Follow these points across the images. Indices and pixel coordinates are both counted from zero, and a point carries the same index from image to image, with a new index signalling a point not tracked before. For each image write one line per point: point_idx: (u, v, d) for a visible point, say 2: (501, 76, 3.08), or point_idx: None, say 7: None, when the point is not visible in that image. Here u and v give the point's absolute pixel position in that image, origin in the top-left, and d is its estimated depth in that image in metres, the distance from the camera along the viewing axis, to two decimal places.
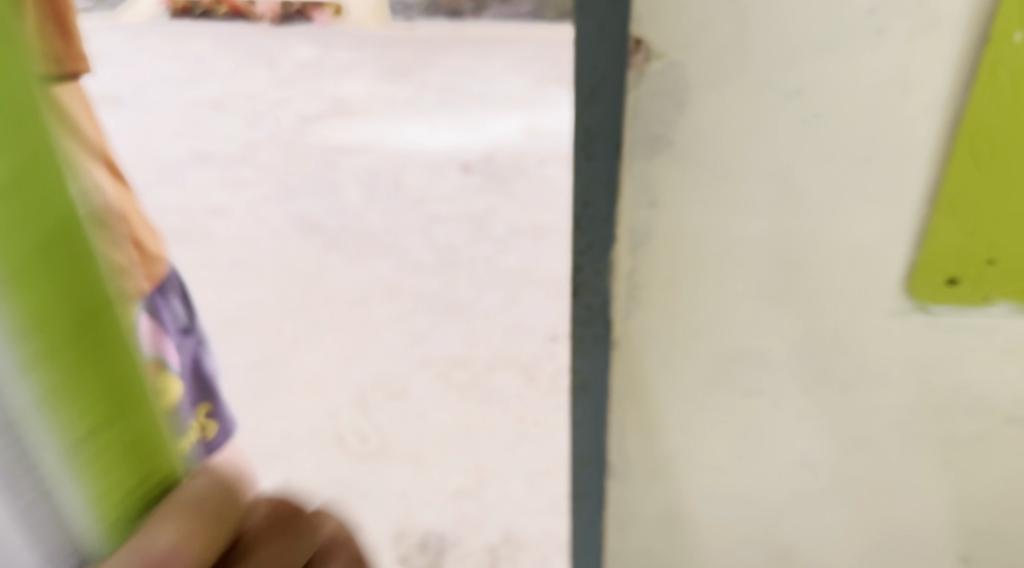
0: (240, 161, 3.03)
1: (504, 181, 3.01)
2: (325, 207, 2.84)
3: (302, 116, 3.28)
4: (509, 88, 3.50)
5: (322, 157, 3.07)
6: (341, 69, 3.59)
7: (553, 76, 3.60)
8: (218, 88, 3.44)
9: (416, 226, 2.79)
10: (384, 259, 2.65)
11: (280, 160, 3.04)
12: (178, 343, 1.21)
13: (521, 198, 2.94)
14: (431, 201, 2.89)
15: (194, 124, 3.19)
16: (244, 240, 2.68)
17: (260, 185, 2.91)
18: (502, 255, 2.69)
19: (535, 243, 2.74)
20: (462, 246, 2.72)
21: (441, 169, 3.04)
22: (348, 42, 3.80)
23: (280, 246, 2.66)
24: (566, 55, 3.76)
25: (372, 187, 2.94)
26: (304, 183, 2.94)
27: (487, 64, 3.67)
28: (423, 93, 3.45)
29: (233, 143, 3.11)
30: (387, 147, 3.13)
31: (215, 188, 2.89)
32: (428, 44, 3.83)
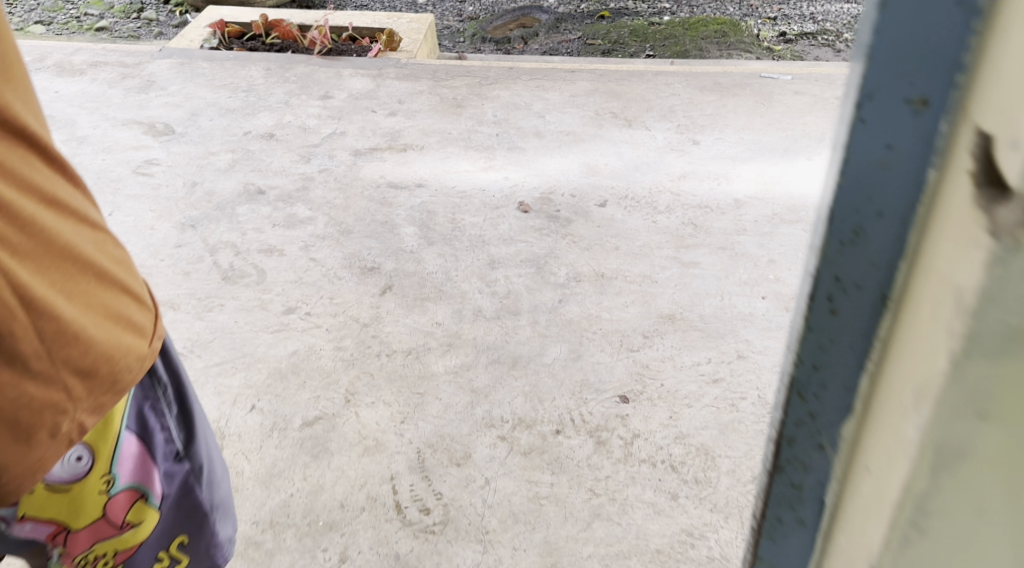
0: (292, 197, 2.87)
1: (564, 222, 2.88)
2: (380, 247, 2.71)
3: (355, 151, 3.12)
4: (566, 123, 3.35)
5: (375, 194, 2.94)
6: (396, 103, 3.38)
7: (611, 110, 3.44)
8: (271, 121, 3.21)
9: (474, 271, 2.65)
10: (442, 305, 2.51)
11: (333, 197, 2.90)
12: (167, 468, 1.37)
13: (583, 239, 2.80)
14: (489, 242, 2.78)
15: (244, 154, 3.03)
16: (296, 283, 2.54)
17: (313, 223, 2.78)
18: (566, 304, 2.53)
19: (600, 290, 2.59)
20: (523, 292, 2.58)
21: (499, 209, 2.92)
22: (403, 73, 3.55)
23: (334, 289, 2.53)
24: (624, 89, 3.58)
25: (427, 227, 2.81)
26: (358, 222, 2.80)
27: (543, 100, 3.47)
28: (479, 129, 3.29)
29: (285, 178, 2.95)
30: (442, 181, 3.02)
31: (266, 226, 2.74)
32: (483, 76, 3.59)
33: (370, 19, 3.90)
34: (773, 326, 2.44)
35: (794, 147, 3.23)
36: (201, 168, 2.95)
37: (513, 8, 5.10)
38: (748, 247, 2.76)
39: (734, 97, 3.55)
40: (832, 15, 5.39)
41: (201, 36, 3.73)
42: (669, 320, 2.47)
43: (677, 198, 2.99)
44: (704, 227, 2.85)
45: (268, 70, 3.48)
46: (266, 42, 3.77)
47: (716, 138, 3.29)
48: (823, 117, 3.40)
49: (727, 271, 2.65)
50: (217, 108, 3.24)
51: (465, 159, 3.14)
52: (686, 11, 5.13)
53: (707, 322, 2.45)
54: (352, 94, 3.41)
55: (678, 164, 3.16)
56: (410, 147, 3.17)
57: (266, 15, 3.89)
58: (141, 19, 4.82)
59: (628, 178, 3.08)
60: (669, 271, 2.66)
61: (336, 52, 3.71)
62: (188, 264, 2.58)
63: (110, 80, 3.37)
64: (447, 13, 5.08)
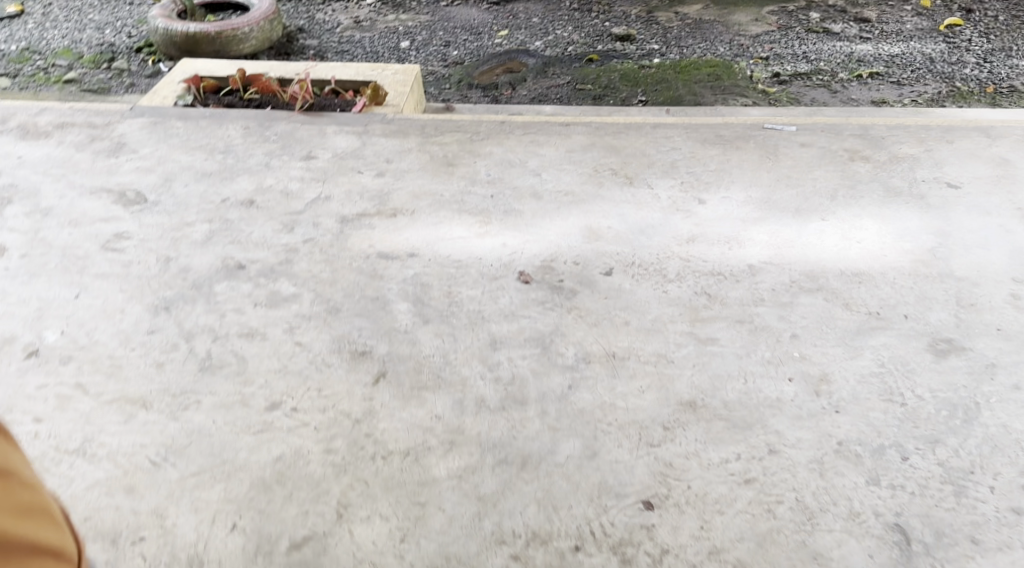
0: (274, 272, 2.64)
1: (569, 293, 2.64)
2: (372, 327, 2.49)
3: (341, 217, 2.90)
4: (564, 182, 3.12)
5: (365, 265, 2.72)
6: (383, 162, 3.16)
7: (610, 167, 3.21)
8: (251, 185, 2.99)
9: (475, 353, 2.43)
10: (441, 395, 2.30)
11: (319, 270, 2.67)
12: None
13: (591, 313, 2.57)
14: (488, 317, 2.55)
15: (222, 223, 2.81)
16: (280, 373, 2.32)
17: (298, 300, 2.55)
18: (576, 390, 2.32)
19: (613, 373, 2.38)
20: (529, 376, 2.36)
21: (497, 279, 2.69)
22: (389, 129, 3.34)
23: (322, 378, 2.31)
24: (623, 142, 3.35)
25: (421, 303, 2.59)
26: (346, 298, 2.58)
27: (538, 156, 3.25)
28: (472, 190, 3.06)
29: (266, 250, 2.72)
30: (436, 250, 2.80)
31: (247, 305, 2.52)
32: (473, 131, 3.37)
33: (353, 71, 3.69)
34: (803, 414, 2.25)
35: (806, 206, 3.05)
36: (176, 240, 2.72)
37: (498, 52, 4.85)
38: (767, 319, 2.57)
39: (739, 150, 3.33)
40: (825, 55, 5.05)
41: (175, 92, 3.52)
42: (690, 407, 2.27)
43: (687, 264, 2.78)
44: (718, 297, 2.65)
45: (246, 129, 3.27)
46: (244, 97, 3.57)
47: (722, 197, 3.10)
48: (834, 171, 3.22)
49: (747, 348, 2.46)
50: (192, 172, 3.02)
51: (459, 225, 2.90)
52: (676, 52, 4.88)
53: (732, 411, 2.26)
54: (336, 153, 3.20)
55: (686, 225, 2.95)
56: (400, 213, 2.94)
57: (244, 66, 3.68)
58: (111, 70, 4.61)
59: (634, 242, 2.85)
60: (686, 349, 2.45)
61: (318, 108, 3.50)
62: (161, 354, 2.36)
63: (77, 143, 3.15)
64: (431, 58, 4.79)
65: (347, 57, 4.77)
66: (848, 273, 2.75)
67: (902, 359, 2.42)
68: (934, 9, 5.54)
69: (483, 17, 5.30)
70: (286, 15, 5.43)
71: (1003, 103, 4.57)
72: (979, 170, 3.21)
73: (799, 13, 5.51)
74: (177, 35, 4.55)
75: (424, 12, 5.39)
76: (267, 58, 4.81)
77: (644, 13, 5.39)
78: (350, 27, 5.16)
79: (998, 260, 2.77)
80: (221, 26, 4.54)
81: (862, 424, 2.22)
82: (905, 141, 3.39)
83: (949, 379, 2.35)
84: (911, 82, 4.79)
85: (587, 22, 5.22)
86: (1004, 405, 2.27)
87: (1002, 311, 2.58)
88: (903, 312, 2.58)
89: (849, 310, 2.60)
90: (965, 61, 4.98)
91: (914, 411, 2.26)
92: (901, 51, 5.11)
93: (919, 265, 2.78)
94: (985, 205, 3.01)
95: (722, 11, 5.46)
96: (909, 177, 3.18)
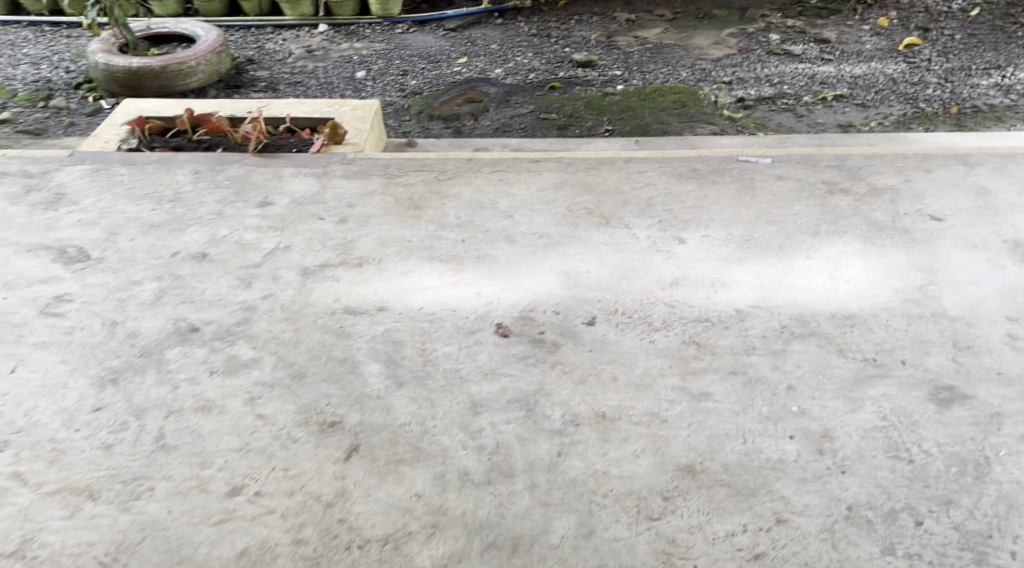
0: (231, 334, 2.44)
1: (552, 346, 2.47)
2: (341, 394, 2.29)
3: (303, 269, 2.70)
4: (536, 224, 2.93)
5: (330, 322, 2.52)
6: (346, 207, 2.97)
7: (584, 206, 3.04)
8: (203, 236, 2.79)
9: (455, 418, 2.25)
10: (420, 470, 2.12)
11: (280, 330, 2.47)
12: None
13: (576, 369, 2.40)
14: (467, 377, 2.37)
15: (173, 281, 2.60)
16: (241, 452, 2.13)
17: (259, 365, 2.35)
18: (566, 457, 2.16)
19: (605, 437, 2.22)
20: (514, 443, 2.19)
21: (474, 333, 2.50)
22: (350, 171, 3.16)
23: (288, 456, 2.13)
24: (596, 179, 3.19)
25: (394, 364, 2.40)
26: (312, 361, 2.38)
27: (509, 196, 3.06)
28: (441, 235, 2.86)
29: (222, 309, 2.52)
30: (407, 302, 2.60)
31: (202, 373, 2.31)
32: (439, 170, 3.19)
33: (309, 108, 3.52)
34: (808, 477, 2.13)
35: (789, 244, 2.92)
36: (123, 302, 2.51)
37: (458, 80, 4.72)
38: (762, 370, 2.43)
39: (716, 185, 3.20)
40: (787, 77, 4.86)
41: (118, 135, 3.33)
42: (688, 473, 2.13)
43: (673, 310, 2.62)
44: (708, 346, 2.50)
45: (196, 174, 3.08)
46: (193, 139, 3.41)
47: (703, 235, 2.94)
48: (813, 206, 3.10)
49: (744, 404, 2.32)
50: (139, 224, 2.81)
51: (429, 274, 2.70)
52: (639, 78, 4.76)
53: (734, 475, 2.13)
54: (294, 198, 3.00)
55: (668, 268, 2.79)
56: (366, 262, 2.74)
57: (191, 105, 3.50)
58: (49, 108, 4.35)
59: (616, 288, 2.69)
60: (679, 407, 2.30)
61: (272, 148, 3.34)
62: (109, 434, 2.16)
63: (11, 195, 2.94)
64: (389, 88, 4.64)
65: (300, 88, 4.64)
66: (839, 315, 2.63)
67: (905, 411, 2.31)
68: (892, 29, 5.40)
69: (439, 44, 5.19)
70: (234, 47, 5.25)
71: (968, 123, 4.39)
72: (960, 202, 3.12)
73: (759, 35, 5.35)
74: (118, 70, 4.40)
75: (379, 39, 5.28)
76: (215, 91, 4.66)
77: (604, 37, 5.28)
78: (302, 57, 5.05)
79: (989, 297, 2.70)
80: (167, 59, 4.43)
81: (870, 486, 2.12)
82: (882, 172, 3.29)
83: (955, 431, 2.25)
84: (875, 103, 4.61)
85: (547, 48, 5.11)
86: (1014, 459, 2.18)
87: (1000, 353, 2.49)
88: (900, 357, 2.48)
89: (844, 357, 2.48)
90: (927, 81, 4.82)
91: (922, 469, 2.15)
92: (864, 71, 4.94)
93: (910, 305, 2.67)
94: (970, 239, 2.93)
95: (682, 34, 5.33)
96: (891, 210, 3.08)
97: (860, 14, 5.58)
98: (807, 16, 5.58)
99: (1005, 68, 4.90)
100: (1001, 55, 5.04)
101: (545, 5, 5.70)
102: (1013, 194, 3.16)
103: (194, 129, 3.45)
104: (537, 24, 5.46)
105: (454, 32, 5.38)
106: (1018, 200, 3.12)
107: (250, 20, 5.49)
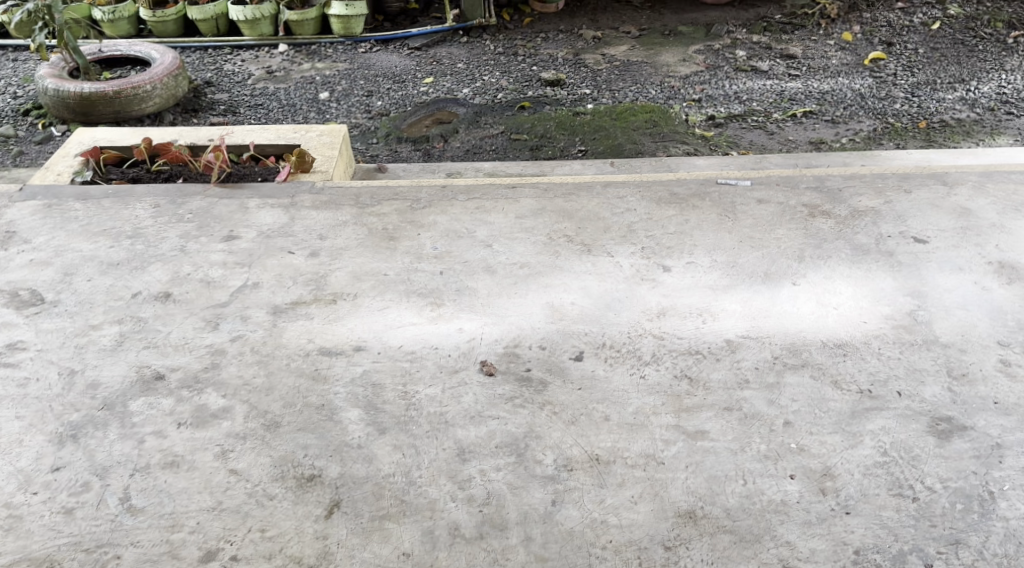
0: (199, 382, 2.33)
1: (539, 385, 2.35)
2: (320, 445, 2.19)
3: (273, 307, 2.56)
4: (516, 253, 2.80)
5: (305, 365, 2.38)
6: (316, 240, 2.84)
7: (565, 233, 2.90)
8: (166, 274, 2.68)
9: (441, 467, 2.15)
10: (408, 527, 2.03)
11: (251, 375, 2.35)
12: None
13: (565, 409, 2.29)
14: (452, 422, 2.25)
15: (134, 324, 2.51)
16: (214, 513, 2.05)
17: (230, 416, 2.25)
18: (561, 507, 2.08)
19: (600, 482, 2.12)
20: (505, 492, 2.10)
21: (457, 373, 2.38)
22: (319, 201, 3.02)
23: (266, 515, 2.04)
24: (574, 205, 3.04)
25: (374, 409, 2.27)
26: (287, 409, 2.26)
27: (486, 225, 2.93)
28: (419, 267, 2.73)
29: (188, 354, 2.41)
30: (385, 341, 2.47)
31: (170, 426, 2.22)
32: (413, 199, 3.06)
33: (274, 134, 3.40)
34: (812, 520, 2.06)
35: (774, 270, 2.75)
36: (81, 349, 2.43)
37: (425, 100, 4.68)
38: (756, 406, 2.31)
39: (696, 209, 3.03)
40: (755, 94, 4.77)
41: (70, 167, 3.21)
42: (689, 519, 2.06)
43: (662, 343, 2.49)
44: (701, 380, 2.37)
45: (157, 208, 2.97)
46: (151, 169, 3.28)
47: (687, 263, 2.78)
48: (797, 230, 2.92)
49: (741, 442, 2.22)
50: (96, 262, 2.72)
51: (408, 310, 2.57)
52: (608, 96, 4.70)
53: (736, 519, 2.06)
54: (261, 231, 2.87)
55: (653, 298, 2.63)
56: (340, 298, 2.60)
57: (149, 135, 3.38)
58: None
59: (601, 320, 2.55)
60: (676, 447, 2.20)
61: (236, 177, 3.21)
62: (70, 496, 2.08)
63: None
64: (355, 109, 4.60)
65: (262, 111, 4.58)
66: (831, 344, 2.49)
67: (906, 445, 2.21)
68: (856, 44, 5.32)
69: (404, 64, 5.12)
70: (191, 69, 5.13)
71: (937, 138, 4.29)
72: (943, 223, 2.94)
73: (725, 51, 5.27)
74: (69, 96, 4.29)
75: (343, 59, 5.20)
76: (172, 115, 4.57)
77: (571, 55, 5.21)
78: (262, 78, 4.96)
79: (980, 321, 2.57)
80: (121, 85, 4.32)
81: (875, 527, 2.04)
82: (864, 193, 3.10)
83: (958, 465, 2.17)
84: (845, 119, 4.49)
85: (514, 67, 5.04)
86: (1019, 494, 2.11)
87: (995, 382, 2.38)
88: (896, 389, 2.35)
89: (839, 390, 2.35)
90: (894, 95, 4.71)
91: (928, 507, 2.08)
92: (832, 87, 4.84)
93: (902, 332, 2.53)
94: (956, 260, 2.79)
95: (649, 51, 5.28)
96: (875, 232, 2.91)
97: (824, 29, 5.50)
98: (773, 32, 5.50)
99: (969, 82, 4.82)
100: (964, 68, 4.97)
101: (510, 23, 5.63)
102: (995, 213, 2.97)
103: (152, 158, 3.31)
104: (504, 42, 5.38)
105: (419, 51, 5.29)
106: (1001, 220, 2.95)
107: (207, 40, 5.33)
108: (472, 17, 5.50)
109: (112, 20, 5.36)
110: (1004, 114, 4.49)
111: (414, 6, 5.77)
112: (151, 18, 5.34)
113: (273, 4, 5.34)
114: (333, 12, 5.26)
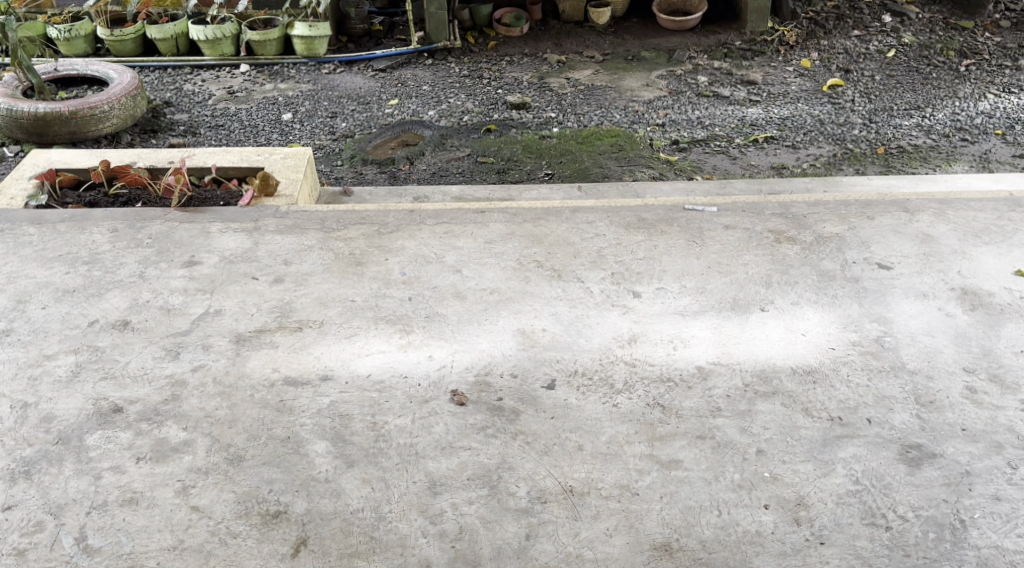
0: (159, 415, 2.25)
1: (512, 415, 2.31)
2: (285, 479, 2.12)
3: (236, 336, 2.49)
4: (487, 278, 2.77)
5: (270, 396, 2.32)
6: (281, 265, 2.77)
7: (534, 259, 2.87)
8: (124, 301, 2.60)
9: (413, 501, 2.10)
10: (378, 565, 1.97)
11: (213, 407, 2.28)
12: None
13: (539, 439, 2.25)
14: (423, 453, 2.20)
15: (90, 353, 2.43)
16: (174, 552, 1.97)
17: (191, 450, 2.17)
18: (536, 541, 2.04)
19: (574, 515, 2.09)
20: (478, 527, 2.06)
21: (427, 403, 2.33)
22: (284, 224, 2.97)
23: (230, 554, 1.98)
24: (543, 230, 3.01)
25: (342, 441, 2.22)
26: (251, 442, 2.20)
27: (455, 250, 2.89)
28: (386, 293, 2.68)
29: (147, 386, 2.33)
30: (353, 370, 2.41)
31: (129, 461, 2.15)
32: (381, 223, 3.01)
33: (237, 157, 3.34)
34: (788, 551, 2.04)
35: (743, 295, 2.75)
36: (34, 381, 2.34)
37: (391, 122, 4.65)
38: (729, 433, 2.29)
39: (665, 235, 3.02)
40: (717, 119, 4.80)
41: (24, 191, 3.13)
42: (665, 553, 2.03)
43: (634, 370, 2.46)
44: (673, 408, 2.35)
45: (114, 232, 2.90)
46: (109, 192, 3.21)
47: (657, 288, 2.76)
48: (763, 256, 2.92)
49: (714, 471, 2.20)
50: (51, 289, 2.64)
51: (377, 337, 2.52)
52: (573, 120, 4.71)
53: (712, 552, 2.04)
54: (224, 256, 2.80)
55: (625, 324, 2.61)
56: (306, 325, 2.54)
57: (108, 156, 3.31)
58: None
59: (573, 347, 2.53)
60: (649, 477, 2.18)
61: (198, 200, 3.14)
62: (23, 537, 1.99)
63: None
64: (318, 130, 4.55)
65: (223, 132, 4.51)
66: (800, 370, 2.48)
67: (877, 473, 2.20)
68: (815, 71, 5.39)
69: (368, 86, 5.09)
70: (149, 88, 5.04)
71: (895, 164, 4.35)
72: (905, 249, 2.97)
73: (688, 77, 5.31)
74: (23, 115, 4.22)
75: (306, 80, 5.15)
76: (130, 135, 4.49)
77: (536, 78, 5.23)
78: (223, 99, 4.90)
79: (944, 347, 2.57)
80: (76, 105, 4.24)
81: (849, 558, 2.03)
82: (827, 219, 3.12)
83: (930, 493, 2.16)
84: (805, 145, 4.53)
85: (479, 90, 5.03)
86: (990, 522, 2.11)
87: (962, 408, 2.38)
88: (865, 415, 2.35)
89: (810, 417, 2.34)
90: (853, 121, 4.77)
91: (901, 537, 2.07)
92: (791, 112, 4.88)
93: (868, 357, 2.53)
94: (919, 287, 2.80)
95: (613, 75, 5.31)
96: (840, 258, 2.92)
97: (784, 56, 5.57)
98: (733, 57, 5.55)
99: (924, 108, 4.91)
100: (919, 95, 5.07)
101: (475, 46, 5.63)
102: (956, 241, 3.00)
103: (110, 181, 3.24)
104: (468, 65, 5.37)
105: (383, 72, 5.26)
106: (962, 247, 2.98)
107: (166, 60, 5.25)
108: (437, 40, 5.51)
109: (69, 39, 5.24)
110: (959, 140, 4.58)
111: (378, 28, 5.74)
112: (109, 37, 5.25)
113: (234, 24, 5.28)
114: (296, 33, 5.22)
